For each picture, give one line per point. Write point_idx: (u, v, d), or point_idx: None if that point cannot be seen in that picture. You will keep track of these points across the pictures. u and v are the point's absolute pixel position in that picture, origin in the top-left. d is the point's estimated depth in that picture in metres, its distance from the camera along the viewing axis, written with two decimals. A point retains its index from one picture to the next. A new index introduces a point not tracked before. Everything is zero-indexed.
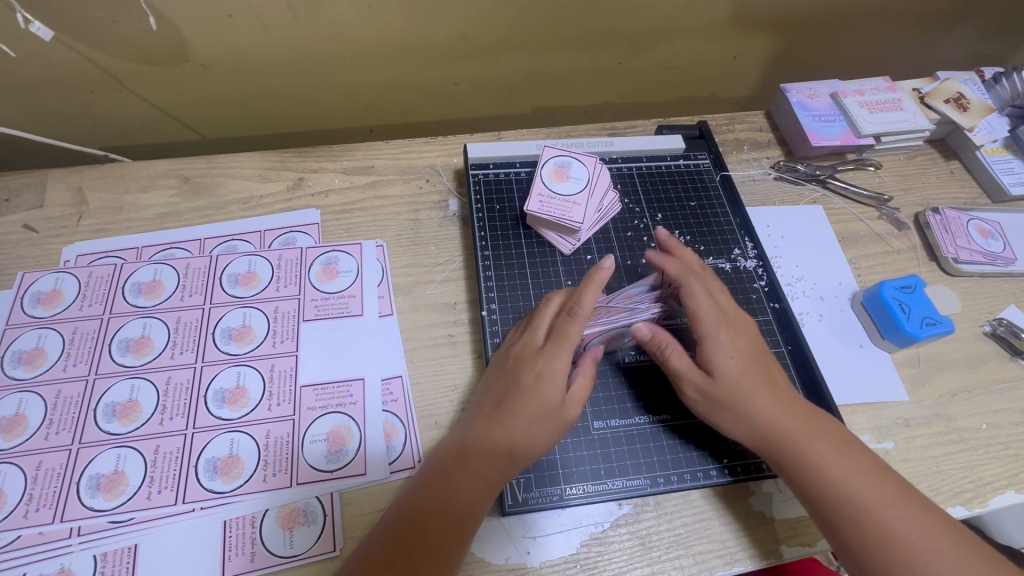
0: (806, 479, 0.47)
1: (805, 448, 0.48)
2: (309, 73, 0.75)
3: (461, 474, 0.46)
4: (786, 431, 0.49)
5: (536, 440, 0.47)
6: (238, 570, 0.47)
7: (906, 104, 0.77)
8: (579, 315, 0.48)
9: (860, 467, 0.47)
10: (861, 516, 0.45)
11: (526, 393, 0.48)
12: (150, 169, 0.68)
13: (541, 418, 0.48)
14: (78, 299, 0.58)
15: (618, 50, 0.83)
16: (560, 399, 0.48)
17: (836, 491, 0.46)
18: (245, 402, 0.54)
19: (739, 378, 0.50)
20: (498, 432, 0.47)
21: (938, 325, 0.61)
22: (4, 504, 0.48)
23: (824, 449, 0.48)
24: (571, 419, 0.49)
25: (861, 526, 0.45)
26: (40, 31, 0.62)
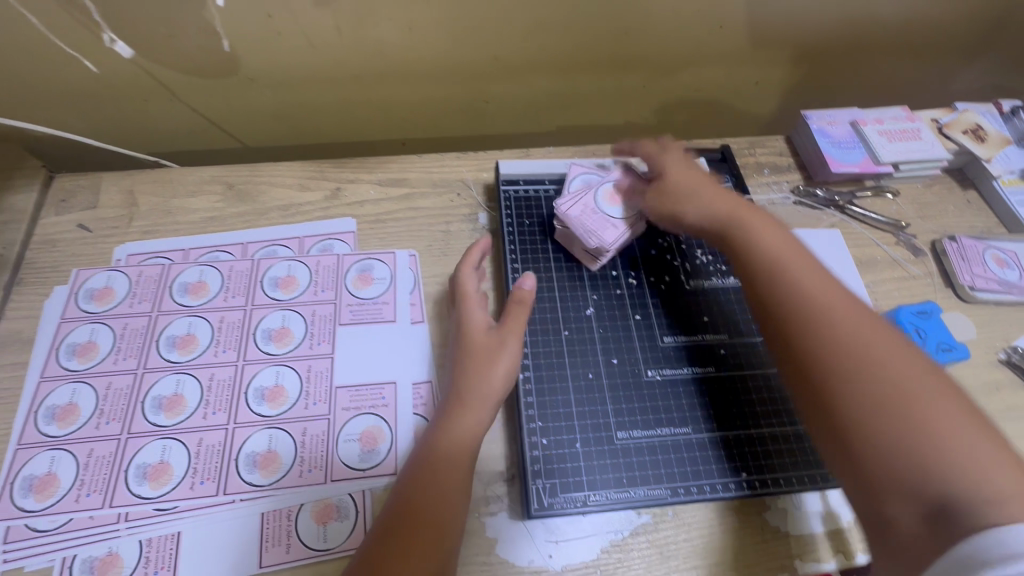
0: (775, 275, 0.53)
1: (744, 228, 0.58)
2: (348, 88, 0.79)
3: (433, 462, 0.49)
4: (764, 244, 0.56)
5: (486, 378, 0.54)
6: (275, 560, 0.50)
7: (925, 133, 0.79)
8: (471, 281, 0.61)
9: (845, 300, 0.50)
10: (833, 338, 0.47)
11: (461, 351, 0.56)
12: (197, 175, 0.72)
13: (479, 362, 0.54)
14: (129, 296, 0.62)
15: (644, 73, 0.86)
16: (494, 342, 0.56)
17: (811, 313, 0.50)
18: (284, 400, 0.57)
19: (724, 211, 0.59)
20: (453, 400, 0.53)
21: (953, 350, 0.64)
22: (57, 488, 0.51)
23: (801, 269, 0.53)
24: (501, 344, 0.56)
25: (827, 343, 0.47)
26: (122, 49, 0.67)
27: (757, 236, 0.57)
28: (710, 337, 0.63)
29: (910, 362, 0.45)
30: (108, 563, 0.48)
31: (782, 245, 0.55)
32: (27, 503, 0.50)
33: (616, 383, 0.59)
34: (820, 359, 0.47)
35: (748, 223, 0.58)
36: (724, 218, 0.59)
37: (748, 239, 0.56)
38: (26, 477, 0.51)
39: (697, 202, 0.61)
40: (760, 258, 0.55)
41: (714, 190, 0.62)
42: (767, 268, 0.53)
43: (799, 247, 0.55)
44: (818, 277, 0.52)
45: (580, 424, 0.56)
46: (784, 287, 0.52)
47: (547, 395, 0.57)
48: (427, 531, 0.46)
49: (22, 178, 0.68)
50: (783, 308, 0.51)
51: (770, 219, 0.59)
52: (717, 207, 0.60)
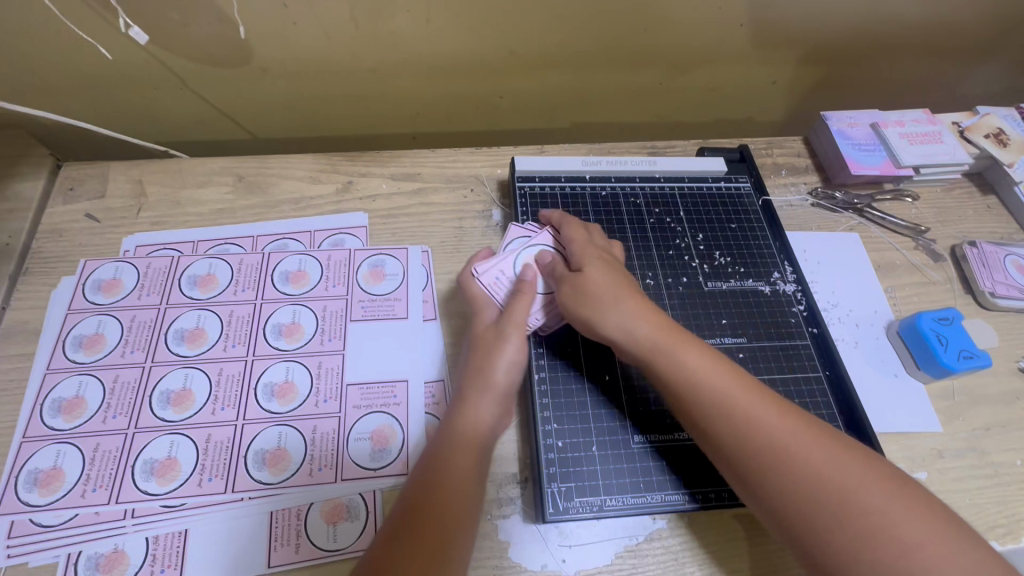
0: (727, 417, 0.45)
1: (670, 350, 0.49)
2: (361, 81, 0.77)
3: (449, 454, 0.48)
4: (701, 372, 0.48)
5: (487, 370, 0.53)
6: (283, 560, 0.49)
7: (946, 137, 0.78)
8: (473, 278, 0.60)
9: (797, 427, 0.44)
10: (813, 493, 0.41)
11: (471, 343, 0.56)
12: (207, 166, 0.71)
13: (489, 353, 0.54)
14: (137, 288, 0.61)
15: (661, 70, 0.85)
16: (501, 334, 0.55)
17: (779, 464, 0.43)
18: (294, 397, 0.56)
19: (647, 328, 0.51)
20: (460, 396, 0.53)
21: (975, 358, 0.62)
22: (62, 483, 0.50)
23: (749, 400, 0.46)
24: (504, 336, 0.55)
25: (809, 497, 0.41)
26: (137, 35, 0.66)
27: (694, 361, 0.48)
28: (728, 340, 0.62)
29: (889, 490, 0.41)
30: (114, 561, 0.47)
31: (712, 369, 0.48)
32: (32, 498, 0.49)
33: (632, 386, 0.58)
34: (807, 518, 0.41)
35: (677, 343, 0.50)
36: (650, 336, 0.50)
37: (686, 368, 0.48)
38: (30, 470, 0.50)
39: (618, 313, 0.52)
40: (703, 394, 0.47)
41: (626, 292, 0.54)
42: (718, 409, 0.46)
43: (729, 370, 0.48)
44: (763, 403, 0.46)
45: (596, 427, 0.55)
46: (741, 434, 0.45)
47: (563, 397, 0.56)
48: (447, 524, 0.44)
49: (29, 166, 0.67)
50: (747, 459, 0.44)
51: (687, 332, 0.52)
52: (636, 316, 0.52)
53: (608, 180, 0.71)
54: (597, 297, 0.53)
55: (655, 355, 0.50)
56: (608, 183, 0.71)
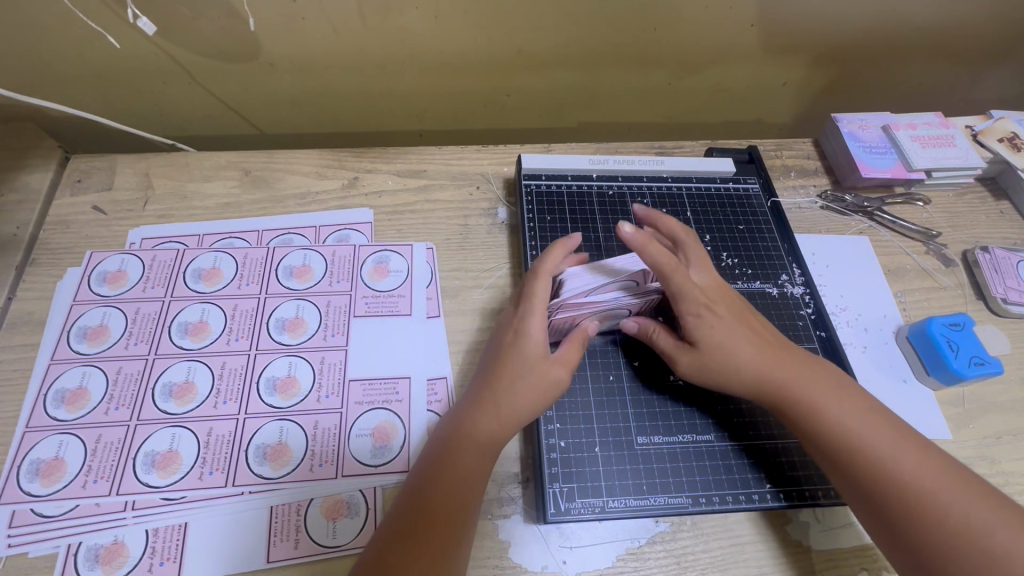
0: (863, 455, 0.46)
1: (801, 388, 0.49)
2: (368, 77, 0.77)
3: (454, 465, 0.47)
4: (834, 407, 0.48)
5: (519, 397, 0.49)
6: (282, 556, 0.48)
7: (959, 140, 0.77)
8: (541, 270, 0.53)
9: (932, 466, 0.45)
10: (953, 536, 0.41)
11: (510, 358, 0.50)
12: (213, 160, 0.71)
13: (530, 381, 0.49)
14: (142, 280, 0.61)
15: (670, 70, 0.84)
16: (550, 363, 0.50)
17: (916, 505, 0.43)
18: (296, 392, 0.56)
19: (775, 368, 0.50)
20: (489, 411, 0.49)
21: (987, 365, 0.60)
22: (64, 473, 0.50)
23: (883, 436, 0.46)
24: (552, 375, 0.50)
25: (950, 542, 0.41)
26: (145, 26, 0.65)
27: (826, 398, 0.49)
28: None
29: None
30: (114, 552, 0.47)
31: (846, 402, 0.48)
32: (34, 488, 0.49)
33: (636, 387, 0.57)
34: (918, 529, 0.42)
35: (808, 379, 0.50)
36: (780, 374, 0.50)
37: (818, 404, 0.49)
38: (33, 460, 0.51)
39: (745, 364, 0.51)
40: (838, 435, 0.47)
41: (752, 332, 0.52)
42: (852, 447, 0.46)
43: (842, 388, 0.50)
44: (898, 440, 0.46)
45: (600, 427, 0.55)
46: (876, 472, 0.45)
47: (566, 396, 0.56)
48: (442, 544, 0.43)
49: (38, 158, 0.67)
50: (884, 496, 0.44)
51: (814, 362, 0.52)
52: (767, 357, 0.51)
53: (615, 179, 0.71)
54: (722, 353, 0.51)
55: (784, 393, 0.50)
56: (615, 182, 0.70)
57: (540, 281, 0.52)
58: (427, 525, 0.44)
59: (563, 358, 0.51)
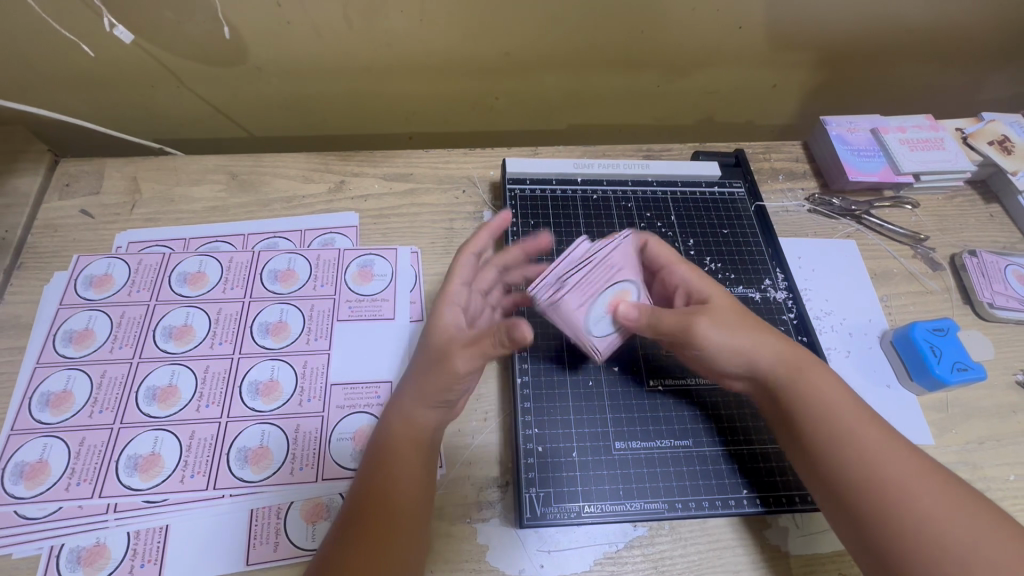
0: (846, 453, 0.46)
1: (802, 382, 0.49)
2: (356, 80, 0.77)
3: (381, 456, 0.47)
4: (831, 404, 0.48)
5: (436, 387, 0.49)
6: (262, 558, 0.49)
7: (949, 143, 0.77)
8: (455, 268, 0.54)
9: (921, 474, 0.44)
10: (922, 542, 0.41)
11: (427, 351, 0.51)
12: (201, 163, 0.71)
13: (438, 368, 0.49)
14: (128, 284, 0.61)
15: (659, 73, 0.84)
16: (455, 346, 0.49)
17: (889, 506, 0.43)
18: (278, 396, 0.56)
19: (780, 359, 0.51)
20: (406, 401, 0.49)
21: (970, 370, 0.61)
22: (48, 476, 0.51)
23: (877, 437, 0.46)
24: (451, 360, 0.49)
25: (916, 545, 0.41)
26: (123, 34, 0.66)
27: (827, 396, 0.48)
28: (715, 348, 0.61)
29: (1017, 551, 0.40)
30: (96, 554, 0.48)
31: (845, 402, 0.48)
32: (17, 489, 0.50)
33: (615, 392, 0.57)
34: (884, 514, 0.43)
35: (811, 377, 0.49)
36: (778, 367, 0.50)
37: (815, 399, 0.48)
38: (17, 462, 0.51)
39: (757, 345, 0.51)
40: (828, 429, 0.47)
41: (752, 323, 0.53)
42: (838, 443, 0.46)
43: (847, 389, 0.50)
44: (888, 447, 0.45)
45: (578, 432, 0.55)
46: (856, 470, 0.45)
47: (544, 401, 0.56)
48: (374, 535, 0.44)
49: (27, 162, 0.68)
50: (859, 492, 0.44)
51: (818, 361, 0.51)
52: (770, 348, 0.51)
53: (600, 183, 0.71)
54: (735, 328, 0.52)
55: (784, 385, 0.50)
56: (599, 186, 0.70)
57: (462, 261, 0.54)
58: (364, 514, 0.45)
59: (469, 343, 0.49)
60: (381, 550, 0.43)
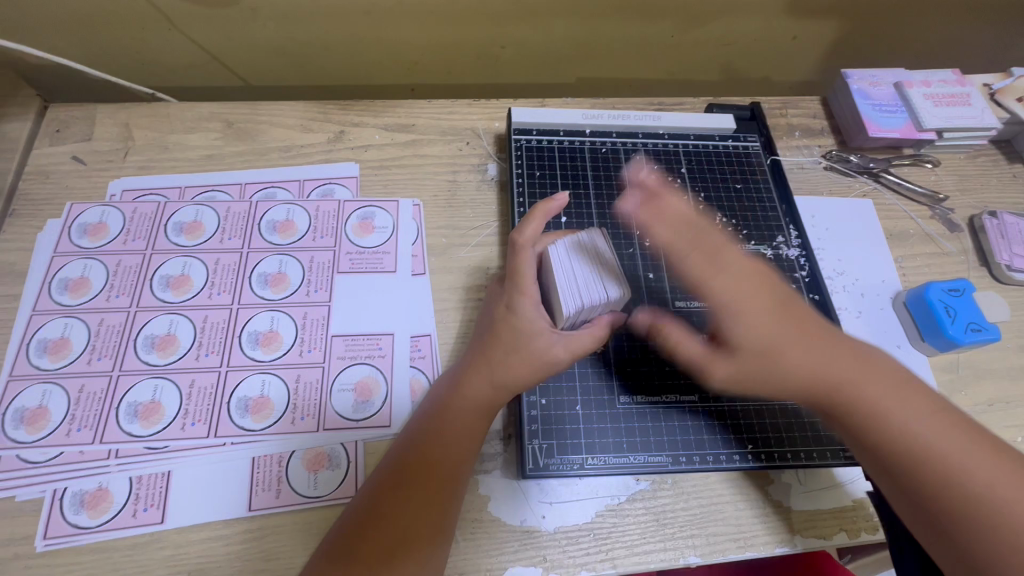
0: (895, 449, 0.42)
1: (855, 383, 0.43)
2: (355, 25, 0.74)
3: (446, 429, 0.47)
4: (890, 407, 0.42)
5: (513, 369, 0.47)
6: (263, 505, 0.49)
7: (975, 99, 0.73)
8: (521, 243, 0.47)
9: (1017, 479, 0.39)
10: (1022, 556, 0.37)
11: (503, 331, 0.48)
12: (195, 110, 0.69)
13: (523, 357, 0.47)
14: (124, 233, 0.60)
15: (674, 22, 0.80)
16: (550, 340, 0.47)
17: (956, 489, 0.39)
18: (278, 346, 0.55)
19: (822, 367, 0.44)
20: (480, 375, 0.48)
21: (984, 331, 0.59)
22: (48, 422, 0.50)
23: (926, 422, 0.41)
24: (541, 352, 0.47)
25: (1005, 541, 0.37)
26: None
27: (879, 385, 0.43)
28: None
29: None
30: (98, 498, 0.48)
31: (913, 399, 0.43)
32: (18, 434, 0.50)
33: (621, 347, 0.57)
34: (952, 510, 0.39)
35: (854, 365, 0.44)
36: (839, 372, 0.43)
37: (879, 403, 0.43)
38: (17, 408, 0.51)
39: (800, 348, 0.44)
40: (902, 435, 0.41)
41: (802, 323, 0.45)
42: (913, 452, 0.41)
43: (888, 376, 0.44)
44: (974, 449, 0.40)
45: (582, 385, 0.54)
46: (940, 482, 0.40)
47: None
48: (431, 507, 0.44)
49: (16, 107, 0.66)
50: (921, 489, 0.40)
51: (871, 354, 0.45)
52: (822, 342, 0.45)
53: (608, 135, 0.68)
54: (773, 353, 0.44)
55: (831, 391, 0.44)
56: (608, 138, 0.68)
57: (525, 257, 0.47)
58: (413, 486, 0.44)
59: (570, 340, 0.47)
60: (439, 526, 0.44)
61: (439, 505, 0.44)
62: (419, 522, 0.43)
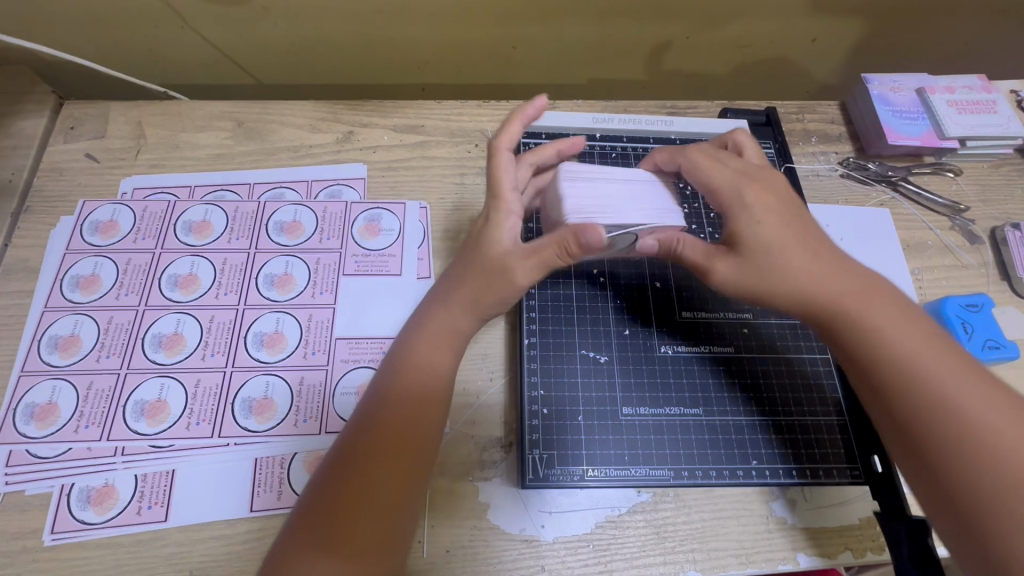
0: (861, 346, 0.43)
1: (846, 294, 0.44)
2: (366, 24, 0.74)
3: (413, 387, 0.44)
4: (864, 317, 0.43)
5: (480, 295, 0.46)
6: (265, 506, 0.49)
7: (1001, 106, 0.71)
8: (499, 145, 0.50)
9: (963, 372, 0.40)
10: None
11: (473, 254, 0.48)
12: (206, 110, 0.69)
13: (492, 275, 0.46)
14: (134, 232, 0.61)
15: (689, 23, 0.78)
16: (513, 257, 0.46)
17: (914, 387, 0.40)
18: (283, 347, 0.55)
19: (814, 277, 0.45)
20: (450, 309, 0.47)
21: (1001, 348, 0.58)
22: (57, 417, 0.51)
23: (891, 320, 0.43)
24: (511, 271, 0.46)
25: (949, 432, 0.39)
26: None
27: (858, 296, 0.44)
28: (733, 317, 0.58)
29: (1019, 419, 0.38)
30: (104, 495, 0.49)
31: (933, 349, 0.41)
32: (28, 430, 0.51)
33: (625, 358, 0.56)
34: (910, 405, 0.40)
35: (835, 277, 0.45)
36: (829, 280, 0.44)
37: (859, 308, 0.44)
38: (28, 404, 0.52)
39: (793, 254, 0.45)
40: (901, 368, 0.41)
41: (813, 239, 0.46)
42: (897, 368, 0.41)
43: (852, 277, 0.45)
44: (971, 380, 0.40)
45: (585, 395, 0.54)
46: (907, 382, 0.41)
47: (552, 362, 0.55)
48: (396, 473, 0.41)
49: (32, 104, 0.66)
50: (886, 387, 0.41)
51: (879, 283, 0.45)
52: (846, 276, 0.45)
53: (619, 139, 0.67)
54: (771, 267, 0.45)
55: (824, 303, 0.44)
56: (618, 142, 0.67)
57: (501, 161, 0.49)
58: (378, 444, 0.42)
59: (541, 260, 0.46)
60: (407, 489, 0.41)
61: (410, 472, 0.42)
62: (385, 485, 0.41)
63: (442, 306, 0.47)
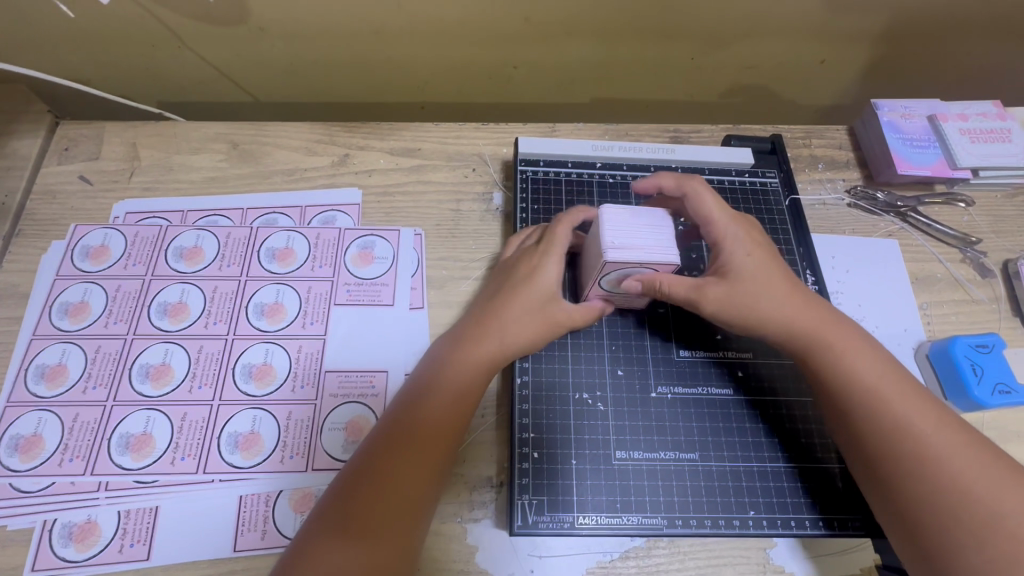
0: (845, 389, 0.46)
1: (831, 338, 0.48)
2: (365, 45, 0.73)
3: (436, 400, 0.46)
4: (849, 363, 0.47)
5: (520, 330, 0.49)
6: (248, 546, 0.48)
7: (1016, 135, 0.68)
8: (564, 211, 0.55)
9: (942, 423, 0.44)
10: (980, 531, 0.40)
11: (521, 290, 0.50)
12: (202, 131, 0.68)
13: (541, 313, 0.49)
14: (124, 257, 0.60)
15: (694, 44, 0.76)
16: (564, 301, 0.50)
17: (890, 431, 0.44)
18: (271, 380, 0.55)
19: (800, 318, 0.49)
20: (493, 335, 0.49)
21: (1012, 394, 0.56)
22: (42, 450, 0.51)
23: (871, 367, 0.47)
24: (562, 317, 0.50)
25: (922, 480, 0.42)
26: None
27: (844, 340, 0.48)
28: (731, 356, 0.57)
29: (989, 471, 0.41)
30: (87, 531, 0.48)
31: (909, 397, 0.45)
32: (13, 463, 0.50)
33: (619, 399, 0.54)
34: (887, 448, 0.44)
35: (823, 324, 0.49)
36: (818, 324, 0.49)
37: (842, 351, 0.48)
38: (13, 435, 0.51)
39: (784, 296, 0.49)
40: (859, 391, 0.46)
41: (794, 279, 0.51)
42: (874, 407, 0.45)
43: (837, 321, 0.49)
44: (915, 397, 0.45)
45: (577, 437, 0.52)
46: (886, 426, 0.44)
47: (544, 402, 0.54)
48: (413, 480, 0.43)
49: (26, 124, 0.66)
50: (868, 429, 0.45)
51: (848, 321, 0.50)
52: (832, 321, 0.49)
53: (619, 167, 0.66)
54: (755, 292, 0.49)
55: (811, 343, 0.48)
56: (618, 171, 0.65)
57: (559, 221, 0.54)
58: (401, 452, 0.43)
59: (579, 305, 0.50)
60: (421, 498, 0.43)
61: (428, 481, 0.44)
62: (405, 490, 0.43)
63: (478, 330, 0.49)
